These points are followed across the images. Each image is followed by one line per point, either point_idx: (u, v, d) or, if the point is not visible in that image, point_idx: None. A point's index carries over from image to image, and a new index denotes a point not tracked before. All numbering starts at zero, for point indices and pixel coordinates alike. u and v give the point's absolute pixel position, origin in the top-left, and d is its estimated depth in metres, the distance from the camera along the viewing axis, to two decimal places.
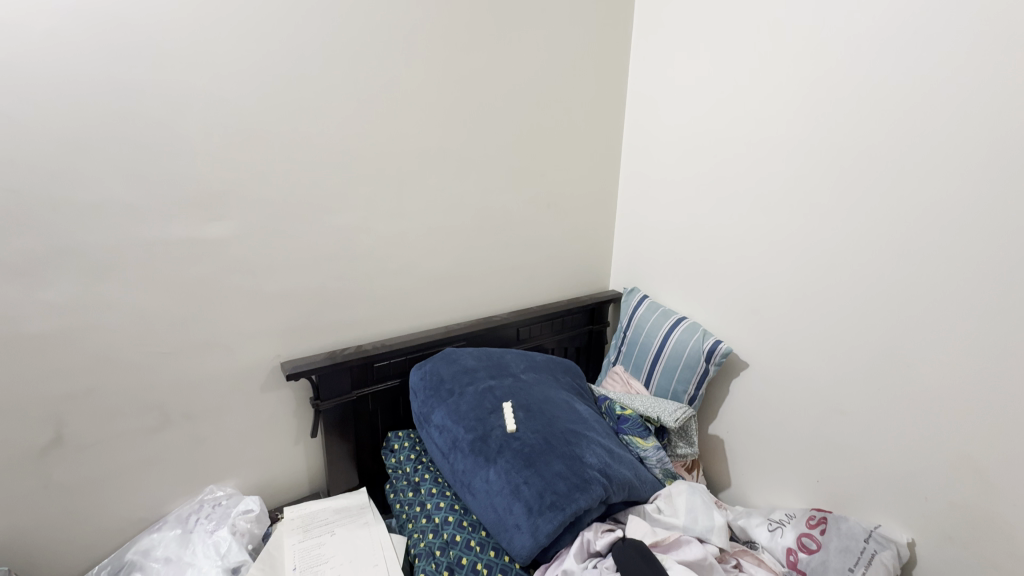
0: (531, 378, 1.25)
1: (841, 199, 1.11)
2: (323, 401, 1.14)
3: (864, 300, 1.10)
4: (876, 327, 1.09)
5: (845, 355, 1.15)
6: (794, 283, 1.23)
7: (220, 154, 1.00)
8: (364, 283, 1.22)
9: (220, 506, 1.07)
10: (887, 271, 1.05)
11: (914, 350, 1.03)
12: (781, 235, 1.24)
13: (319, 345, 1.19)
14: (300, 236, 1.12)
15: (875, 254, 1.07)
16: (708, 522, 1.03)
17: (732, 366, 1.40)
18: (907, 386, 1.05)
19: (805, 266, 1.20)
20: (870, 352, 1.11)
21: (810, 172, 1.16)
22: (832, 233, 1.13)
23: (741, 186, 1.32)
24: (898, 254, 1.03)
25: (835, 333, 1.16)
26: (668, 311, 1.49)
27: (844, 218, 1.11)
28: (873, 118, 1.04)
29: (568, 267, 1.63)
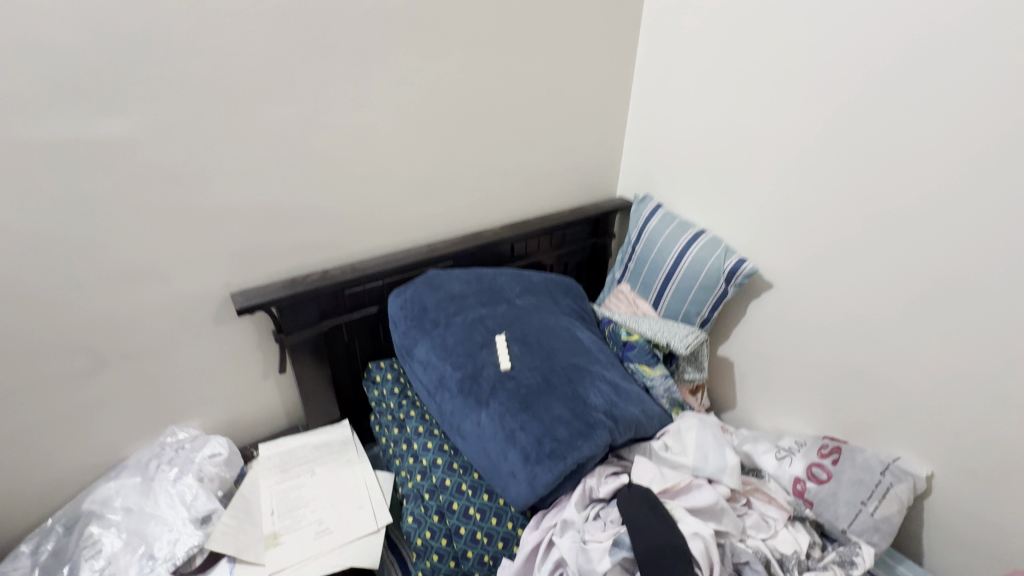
0: (528, 303, 1.09)
1: (928, 71, 0.86)
2: (288, 335, 0.99)
3: (934, 211, 0.90)
4: (944, 239, 0.90)
5: (893, 278, 0.98)
6: (844, 190, 1.01)
7: (96, 16, 0.72)
8: (323, 195, 1.00)
9: (183, 450, 0.96)
10: (974, 175, 0.84)
11: (982, 272, 0.87)
12: (834, 131, 1.00)
13: (275, 270, 1.00)
14: (232, 135, 0.87)
15: (965, 146, 0.84)
16: (719, 462, 0.94)
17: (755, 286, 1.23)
18: (968, 316, 0.90)
19: (863, 169, 0.97)
20: (930, 271, 0.93)
21: (890, 43, 0.89)
22: (909, 124, 0.90)
23: (792, 53, 1.03)
24: (1002, 145, 0.81)
25: (885, 253, 0.98)
26: (686, 222, 1.29)
27: (930, 103, 0.87)
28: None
29: (569, 170, 1.39)
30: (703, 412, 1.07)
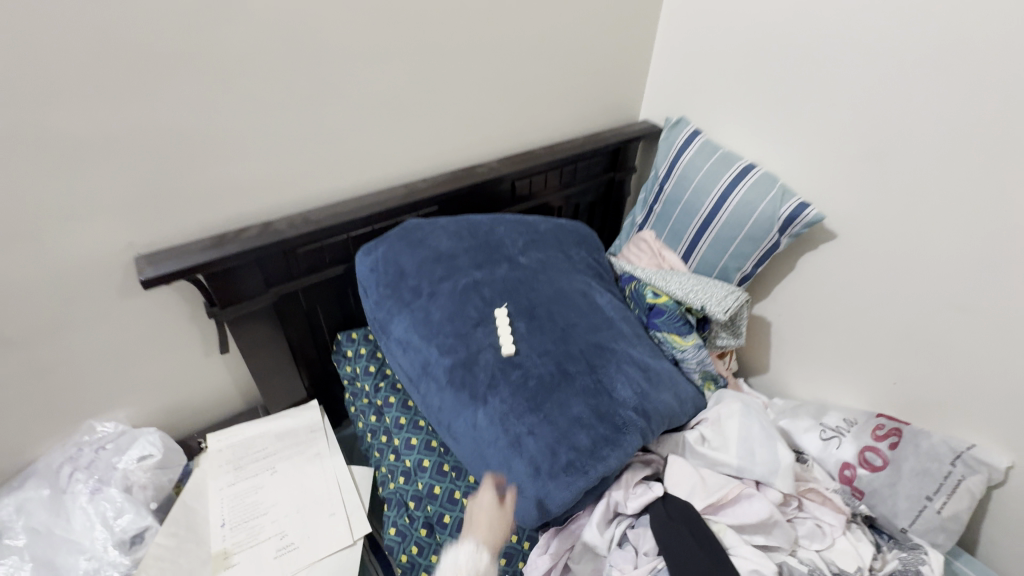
0: (535, 262, 0.86)
1: None
2: (224, 308, 0.76)
3: None
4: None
5: (1009, 232, 0.76)
6: (961, 113, 0.75)
7: None
8: (255, 118, 0.72)
9: (105, 451, 0.77)
10: None
11: None
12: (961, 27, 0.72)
13: (199, 223, 0.74)
14: (101, 23, 0.59)
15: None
16: (770, 462, 0.77)
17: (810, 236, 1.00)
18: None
19: (995, 83, 0.71)
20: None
21: None
22: None
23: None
24: None
25: (1005, 198, 0.75)
26: (730, 154, 1.03)
27: None
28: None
29: (585, 84, 1.10)
30: (746, 394, 0.89)
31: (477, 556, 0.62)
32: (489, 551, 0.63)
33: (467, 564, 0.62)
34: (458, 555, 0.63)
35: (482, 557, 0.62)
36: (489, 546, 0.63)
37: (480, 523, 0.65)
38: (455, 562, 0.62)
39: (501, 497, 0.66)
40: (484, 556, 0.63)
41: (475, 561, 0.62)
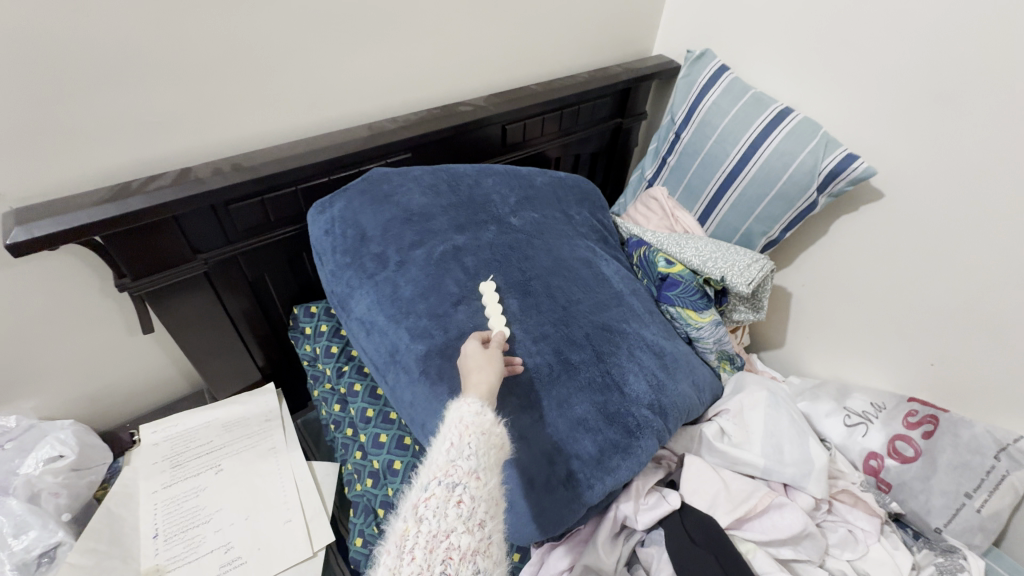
0: (530, 223, 0.71)
1: None
2: (139, 279, 0.60)
3: None
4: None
5: None
6: None
7: None
8: (160, 29, 0.54)
9: (2, 452, 0.63)
10: None
11: None
12: None
13: (99, 171, 0.58)
14: None
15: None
16: (801, 461, 0.66)
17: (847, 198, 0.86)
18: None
19: None
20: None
21: None
22: None
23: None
24: None
25: None
26: (763, 95, 0.87)
27: None
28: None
29: (591, 7, 0.91)
30: (770, 379, 0.77)
31: (482, 408, 0.45)
32: (488, 386, 0.48)
33: (472, 419, 0.44)
34: (462, 406, 0.45)
35: (487, 412, 0.45)
36: (487, 377, 0.49)
37: (472, 367, 0.50)
38: (457, 420, 0.44)
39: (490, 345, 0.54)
40: (488, 399, 0.46)
41: (481, 413, 0.45)
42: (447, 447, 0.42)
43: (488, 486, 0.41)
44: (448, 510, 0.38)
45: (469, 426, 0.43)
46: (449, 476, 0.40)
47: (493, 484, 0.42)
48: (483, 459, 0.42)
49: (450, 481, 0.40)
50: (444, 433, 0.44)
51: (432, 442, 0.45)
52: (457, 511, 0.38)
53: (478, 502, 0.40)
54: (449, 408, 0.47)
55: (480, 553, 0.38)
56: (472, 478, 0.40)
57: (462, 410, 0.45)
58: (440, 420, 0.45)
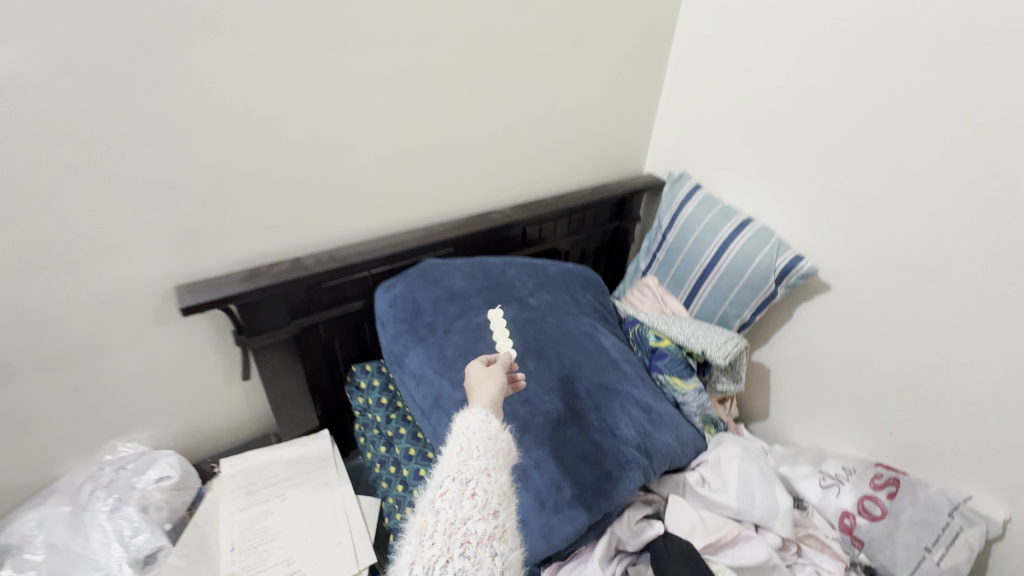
0: (543, 302, 0.92)
1: None
2: (251, 337, 0.81)
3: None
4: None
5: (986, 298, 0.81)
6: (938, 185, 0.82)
7: None
8: (294, 165, 0.79)
9: (125, 471, 0.80)
10: None
11: None
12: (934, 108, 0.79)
13: (236, 259, 0.80)
14: (164, 82, 0.66)
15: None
16: (768, 504, 0.79)
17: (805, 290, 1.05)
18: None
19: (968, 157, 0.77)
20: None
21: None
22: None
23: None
24: None
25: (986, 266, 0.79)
26: (729, 207, 1.10)
27: None
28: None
29: (594, 141, 1.18)
30: (744, 438, 0.91)
31: (488, 416, 0.51)
32: (491, 398, 0.53)
33: (479, 425, 0.49)
34: (469, 415, 0.51)
35: (493, 419, 0.50)
36: (489, 389, 0.54)
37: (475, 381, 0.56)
38: (465, 427, 0.50)
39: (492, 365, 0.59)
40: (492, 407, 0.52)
41: (486, 420, 0.50)
42: (458, 450, 0.48)
43: (499, 481, 0.47)
44: (464, 501, 0.44)
45: (476, 431, 0.49)
46: (463, 473, 0.46)
47: (503, 480, 0.47)
48: (491, 459, 0.48)
49: (463, 478, 0.45)
50: (454, 439, 0.49)
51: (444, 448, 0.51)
52: (472, 502, 0.44)
53: (491, 495, 0.45)
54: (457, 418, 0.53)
55: (496, 538, 0.43)
56: (483, 474, 0.46)
57: (469, 418, 0.51)
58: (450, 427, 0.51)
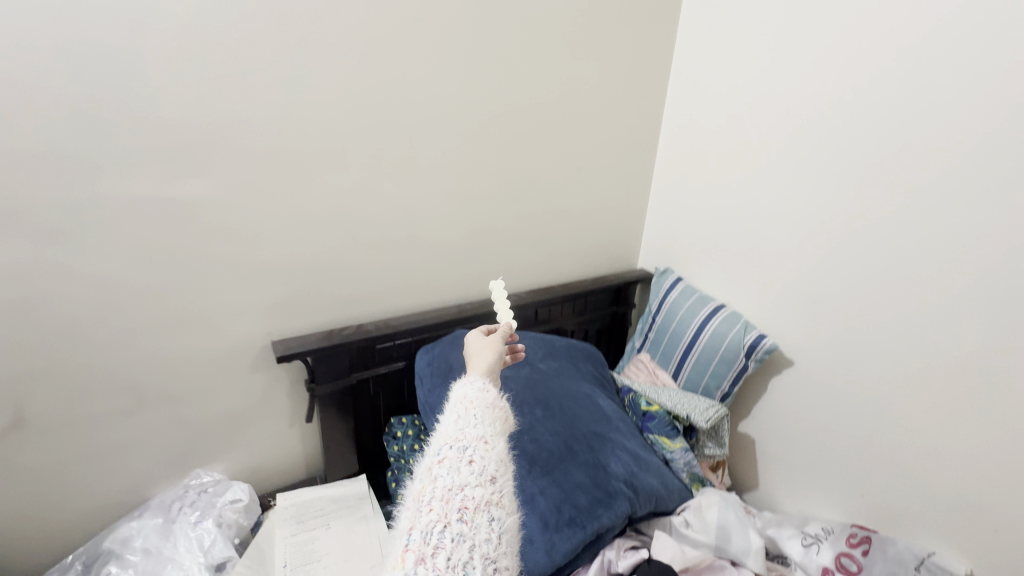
0: (551, 367, 1.12)
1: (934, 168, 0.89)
2: (319, 385, 1.02)
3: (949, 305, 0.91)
4: (971, 321, 0.88)
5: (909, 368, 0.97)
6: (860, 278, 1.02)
7: (196, 98, 0.82)
8: (366, 255, 1.07)
9: (205, 493, 0.97)
10: (994, 268, 0.85)
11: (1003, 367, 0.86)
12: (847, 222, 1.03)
13: (316, 323, 1.05)
14: (290, 198, 0.95)
15: (990, 229, 0.84)
16: (742, 544, 0.92)
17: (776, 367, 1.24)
18: (1007, 408, 0.87)
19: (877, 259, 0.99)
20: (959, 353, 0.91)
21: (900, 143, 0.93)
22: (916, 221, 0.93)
23: (808, 137, 1.08)
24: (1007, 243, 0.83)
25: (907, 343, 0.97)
26: (706, 295, 1.33)
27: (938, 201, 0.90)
28: (1005, 39, 0.79)
29: (596, 241, 1.45)
30: (724, 491, 1.05)
31: (485, 390, 0.61)
32: (487, 371, 0.65)
33: (476, 397, 0.60)
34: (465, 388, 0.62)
35: (489, 393, 0.61)
36: (486, 359, 0.67)
37: (475, 351, 0.70)
38: (463, 401, 0.60)
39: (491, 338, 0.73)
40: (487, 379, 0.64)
41: (483, 393, 0.61)
42: (456, 421, 0.58)
43: (494, 450, 0.56)
44: (461, 468, 0.53)
45: (472, 404, 0.59)
46: (460, 443, 0.55)
47: (497, 448, 0.57)
48: (485, 429, 0.58)
49: (460, 447, 0.55)
50: (453, 411, 0.59)
51: (442, 416, 0.61)
52: (469, 469, 0.53)
53: (487, 461, 0.55)
54: (453, 388, 0.63)
55: (491, 502, 0.52)
56: (480, 443, 0.56)
57: (465, 391, 0.62)
58: (447, 398, 0.62)
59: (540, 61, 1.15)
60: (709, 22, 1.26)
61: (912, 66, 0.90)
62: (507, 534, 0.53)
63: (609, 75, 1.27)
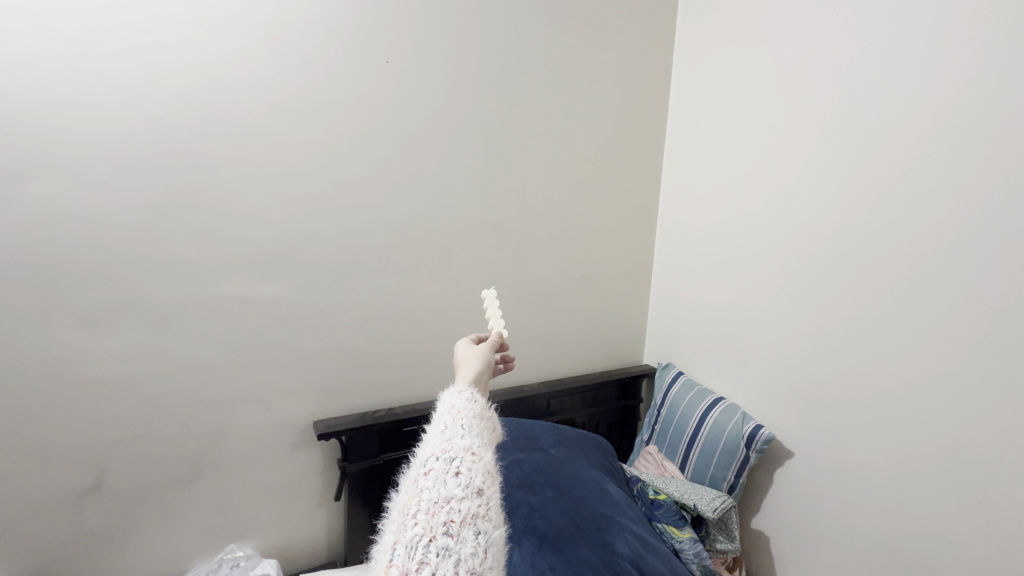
0: (561, 453, 1.20)
1: (861, 284, 1.02)
2: (351, 463, 1.13)
3: (900, 406, 0.97)
4: (920, 423, 0.94)
5: (874, 468, 1.02)
6: (834, 378, 1.09)
7: (282, 222, 1.07)
8: (399, 347, 1.24)
9: (238, 568, 1.08)
10: (926, 376, 0.92)
11: (955, 474, 0.89)
12: (805, 324, 1.14)
13: (353, 407, 1.20)
14: (342, 299, 1.16)
15: (921, 336, 0.93)
16: None
17: (767, 466, 1.27)
18: (959, 520, 0.89)
19: (837, 360, 1.08)
20: (931, 449, 0.92)
21: (841, 263, 1.06)
22: (860, 325, 1.03)
23: (770, 249, 1.22)
24: (939, 349, 0.90)
25: (877, 440, 1.01)
26: (705, 389, 1.43)
27: (869, 309, 1.01)
28: (903, 171, 0.94)
29: (603, 339, 1.60)
30: None
31: (473, 402, 0.63)
32: (472, 383, 0.68)
33: (465, 409, 0.61)
34: (452, 399, 0.63)
35: (478, 404, 0.63)
36: (473, 368, 0.71)
37: (464, 360, 0.74)
38: (450, 411, 0.61)
39: (478, 348, 0.77)
40: (475, 391, 0.66)
41: (471, 405, 0.62)
42: (443, 433, 0.57)
43: (482, 461, 0.55)
44: (447, 479, 0.51)
45: (461, 415, 0.60)
46: (447, 454, 0.54)
47: (485, 460, 0.56)
48: (472, 440, 0.57)
49: (447, 458, 0.54)
50: (440, 423, 0.59)
51: (428, 427, 0.61)
52: (455, 481, 0.52)
53: (474, 473, 0.53)
54: (441, 398, 0.64)
55: (478, 517, 0.50)
56: (467, 454, 0.55)
57: (453, 403, 0.62)
58: (435, 408, 0.62)
59: (548, 188, 1.39)
60: (683, 156, 1.49)
61: (843, 190, 1.05)
62: (495, 549, 0.50)
63: (609, 199, 1.50)
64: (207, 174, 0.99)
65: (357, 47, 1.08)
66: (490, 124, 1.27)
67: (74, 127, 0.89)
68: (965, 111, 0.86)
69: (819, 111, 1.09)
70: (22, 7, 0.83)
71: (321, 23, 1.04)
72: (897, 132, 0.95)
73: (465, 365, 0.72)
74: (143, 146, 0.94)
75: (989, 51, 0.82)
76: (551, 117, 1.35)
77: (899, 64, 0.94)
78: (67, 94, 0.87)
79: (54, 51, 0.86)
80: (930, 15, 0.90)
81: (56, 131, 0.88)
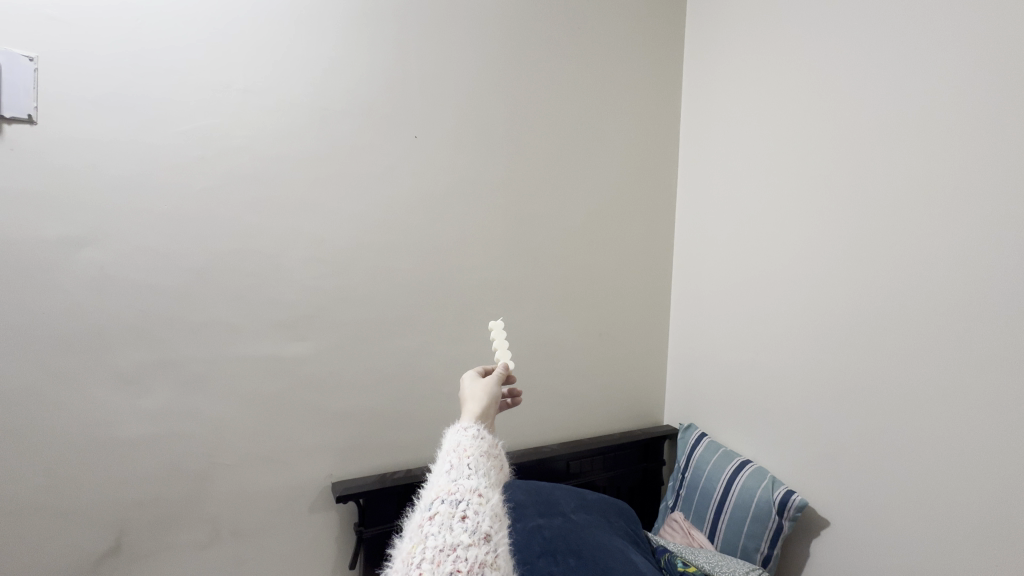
0: (582, 518, 1.16)
1: (882, 342, 1.01)
2: (367, 527, 1.11)
3: (935, 471, 0.92)
4: (955, 488, 0.89)
5: (910, 538, 0.96)
6: (861, 439, 1.06)
7: (311, 284, 1.12)
8: (418, 407, 1.24)
9: None
10: (960, 438, 0.89)
11: (998, 546, 0.84)
12: (829, 384, 1.12)
13: (371, 469, 1.19)
14: (365, 358, 1.18)
15: (948, 396, 0.91)
16: None
17: (800, 536, 1.20)
18: None
19: (865, 421, 1.05)
20: (972, 518, 0.87)
21: (859, 321, 1.06)
22: (884, 385, 1.01)
23: (786, 308, 1.23)
24: (968, 409, 0.88)
25: (912, 506, 0.96)
26: (731, 451, 1.38)
27: (891, 369, 1.00)
28: (913, 230, 0.96)
29: (622, 398, 1.59)
30: None
31: (480, 437, 0.63)
32: (477, 421, 0.66)
33: (472, 445, 0.61)
34: (458, 436, 0.62)
35: (486, 441, 0.63)
36: (478, 403, 0.70)
37: (469, 395, 0.72)
38: (456, 446, 0.60)
39: (484, 380, 0.77)
40: (481, 426, 0.65)
41: (477, 442, 0.61)
42: (448, 474, 0.57)
43: (490, 504, 0.55)
44: (452, 525, 0.51)
45: (468, 451, 0.60)
46: (453, 496, 0.54)
47: (493, 502, 0.55)
48: (479, 480, 0.56)
49: (453, 501, 0.53)
50: (445, 459, 0.59)
51: (434, 467, 0.60)
52: (462, 526, 0.51)
53: (482, 518, 0.53)
54: (447, 434, 0.63)
55: (486, 566, 0.49)
56: (474, 495, 0.54)
57: (459, 440, 0.61)
58: (439, 446, 0.61)
59: (564, 249, 1.43)
60: (696, 217, 1.54)
61: (855, 250, 1.07)
62: None
63: (625, 259, 1.54)
64: (246, 241, 1.06)
65: (386, 125, 1.18)
66: (508, 190, 1.34)
67: (132, 201, 0.97)
68: (966, 173, 0.88)
69: (824, 179, 1.13)
70: (97, 97, 0.94)
71: (356, 106, 1.15)
72: (903, 193, 0.98)
73: (470, 401, 0.71)
74: (191, 217, 1.01)
75: (983, 121, 0.86)
76: (566, 183, 1.42)
77: (897, 131, 0.99)
78: (129, 171, 0.97)
79: (120, 135, 0.96)
80: (921, 89, 0.95)
81: (116, 203, 0.96)
